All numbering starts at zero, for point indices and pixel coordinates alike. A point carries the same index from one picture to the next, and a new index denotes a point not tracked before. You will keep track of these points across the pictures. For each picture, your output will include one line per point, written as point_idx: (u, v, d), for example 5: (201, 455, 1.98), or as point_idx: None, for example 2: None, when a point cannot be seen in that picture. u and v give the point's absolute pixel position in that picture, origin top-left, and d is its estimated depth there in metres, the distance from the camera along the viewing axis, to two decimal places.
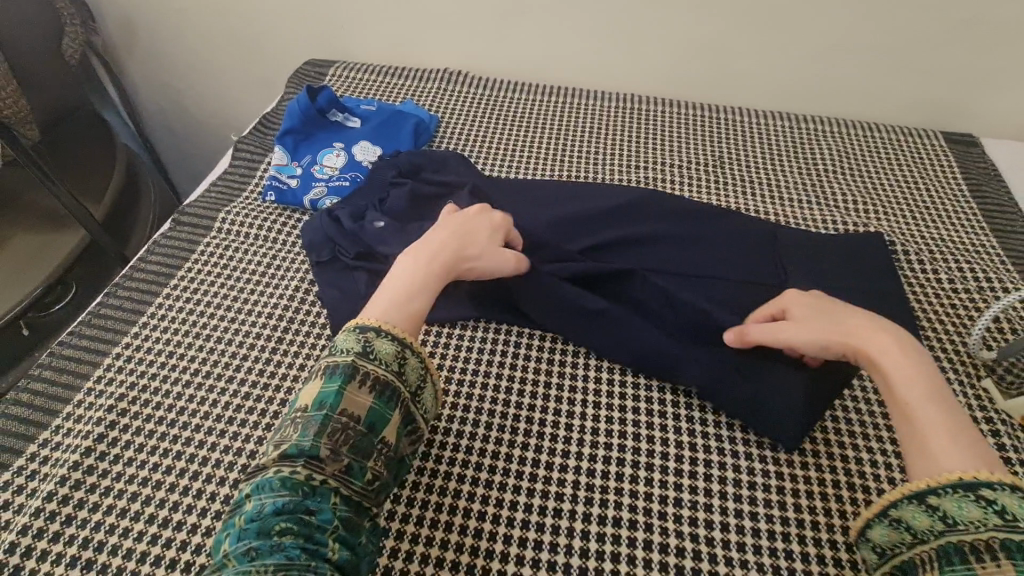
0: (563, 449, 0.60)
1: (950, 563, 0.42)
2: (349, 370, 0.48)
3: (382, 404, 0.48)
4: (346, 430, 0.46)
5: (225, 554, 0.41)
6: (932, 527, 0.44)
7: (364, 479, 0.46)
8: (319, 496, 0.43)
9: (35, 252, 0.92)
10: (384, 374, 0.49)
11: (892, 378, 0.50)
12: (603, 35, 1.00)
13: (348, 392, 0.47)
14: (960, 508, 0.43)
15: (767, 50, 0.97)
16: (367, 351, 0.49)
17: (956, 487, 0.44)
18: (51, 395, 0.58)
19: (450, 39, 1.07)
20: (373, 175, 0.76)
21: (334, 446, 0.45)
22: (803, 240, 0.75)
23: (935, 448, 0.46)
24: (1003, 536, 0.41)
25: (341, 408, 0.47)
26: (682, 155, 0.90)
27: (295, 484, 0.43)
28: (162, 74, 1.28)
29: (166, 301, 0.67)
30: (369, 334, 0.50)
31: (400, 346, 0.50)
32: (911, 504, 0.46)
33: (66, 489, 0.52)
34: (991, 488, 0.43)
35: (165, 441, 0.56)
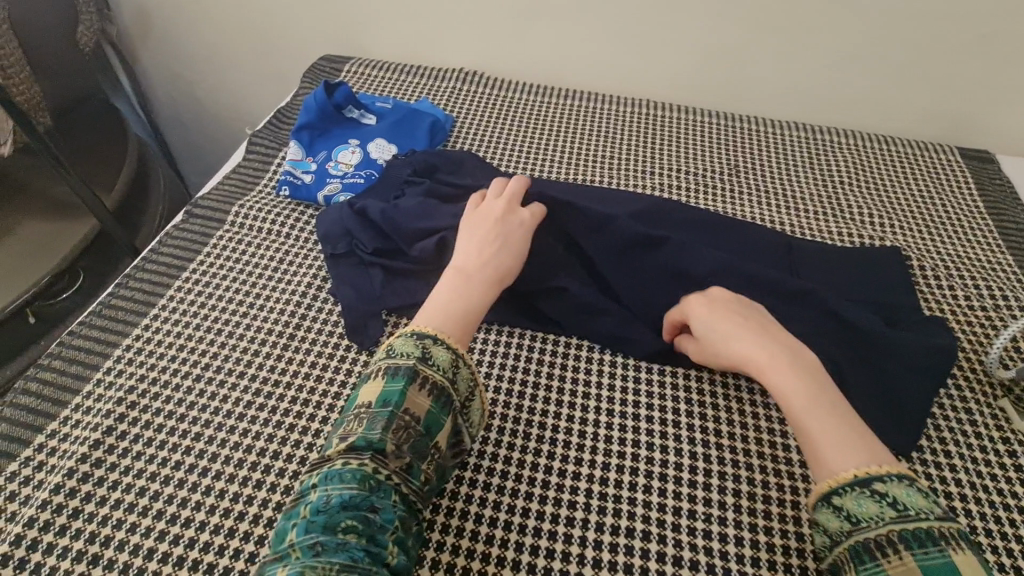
0: (576, 458, 0.59)
1: (861, 562, 0.45)
2: (411, 372, 0.48)
3: (439, 408, 0.48)
4: (409, 429, 0.46)
5: (289, 543, 0.40)
6: (842, 528, 0.47)
7: (420, 480, 0.46)
8: (382, 493, 0.43)
9: (49, 238, 0.93)
10: (439, 377, 0.49)
11: (783, 389, 0.53)
12: (621, 39, 1.00)
13: (411, 393, 0.48)
14: (858, 505, 0.46)
15: (784, 60, 0.96)
16: (425, 355, 0.50)
17: (852, 484, 0.47)
18: (61, 385, 0.58)
19: (466, 39, 1.06)
20: (391, 169, 0.76)
21: (398, 442, 0.45)
22: (819, 251, 0.74)
23: (828, 450, 0.49)
24: (900, 530, 0.44)
25: (405, 407, 0.47)
26: (696, 163, 0.89)
27: (363, 477, 0.43)
28: (175, 65, 1.28)
29: (178, 293, 0.66)
30: (427, 340, 0.51)
31: (454, 354, 0.51)
32: (825, 509, 0.48)
33: (74, 481, 0.52)
34: (882, 481, 0.46)
35: (174, 436, 0.55)
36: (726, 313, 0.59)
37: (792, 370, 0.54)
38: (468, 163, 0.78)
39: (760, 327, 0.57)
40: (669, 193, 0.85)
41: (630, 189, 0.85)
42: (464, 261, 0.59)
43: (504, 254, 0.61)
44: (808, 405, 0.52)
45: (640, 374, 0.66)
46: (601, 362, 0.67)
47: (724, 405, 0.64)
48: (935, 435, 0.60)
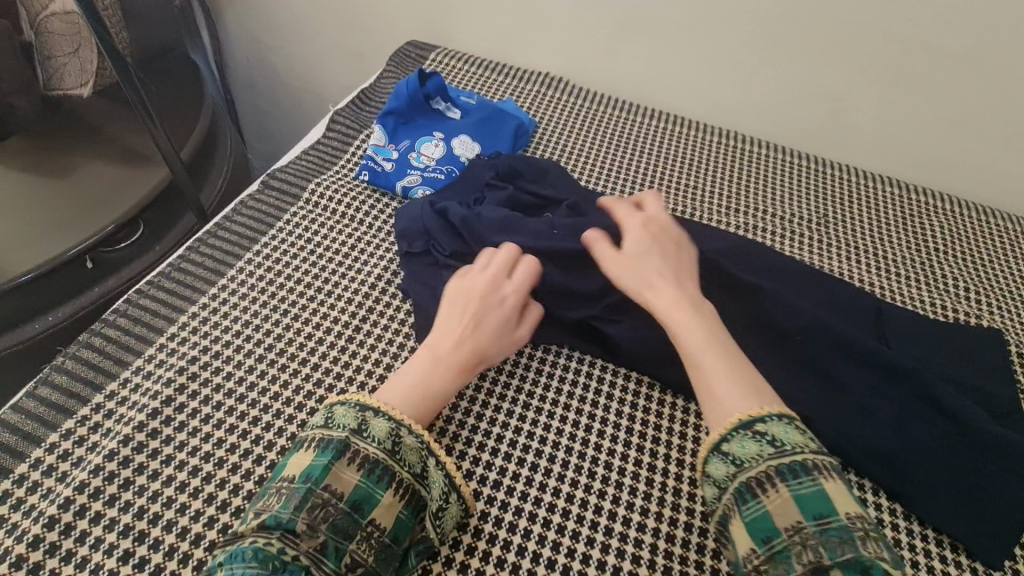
0: (642, 507, 0.56)
1: (745, 501, 0.47)
2: (341, 446, 0.48)
3: (371, 482, 0.47)
4: (326, 507, 0.45)
5: None
6: (729, 473, 0.49)
7: (339, 562, 0.45)
8: (286, 573, 0.42)
9: (120, 182, 0.93)
10: (377, 451, 0.48)
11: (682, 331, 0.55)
12: (719, 67, 0.96)
13: (336, 468, 0.47)
14: (742, 447, 0.49)
15: (889, 111, 0.91)
16: (361, 427, 0.49)
17: (738, 429, 0.49)
18: (126, 344, 0.57)
19: (557, 44, 1.03)
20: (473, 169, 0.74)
21: (311, 522, 0.45)
22: (913, 322, 0.70)
23: (722, 391, 0.52)
24: (779, 465, 0.47)
25: (326, 483, 0.46)
26: (784, 207, 0.85)
27: (266, 556, 0.42)
28: (255, 29, 1.27)
29: (248, 267, 0.65)
30: (367, 412, 0.50)
31: (395, 424, 0.50)
32: (713, 458, 0.50)
33: (128, 449, 0.50)
34: (762, 422, 0.49)
35: (231, 416, 0.54)
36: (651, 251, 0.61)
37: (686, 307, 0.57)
38: (551, 171, 0.75)
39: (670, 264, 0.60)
40: (754, 235, 0.81)
41: (714, 224, 0.81)
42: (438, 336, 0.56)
43: (478, 337, 0.56)
44: (701, 342, 0.54)
45: None
46: (673, 406, 0.63)
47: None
48: None
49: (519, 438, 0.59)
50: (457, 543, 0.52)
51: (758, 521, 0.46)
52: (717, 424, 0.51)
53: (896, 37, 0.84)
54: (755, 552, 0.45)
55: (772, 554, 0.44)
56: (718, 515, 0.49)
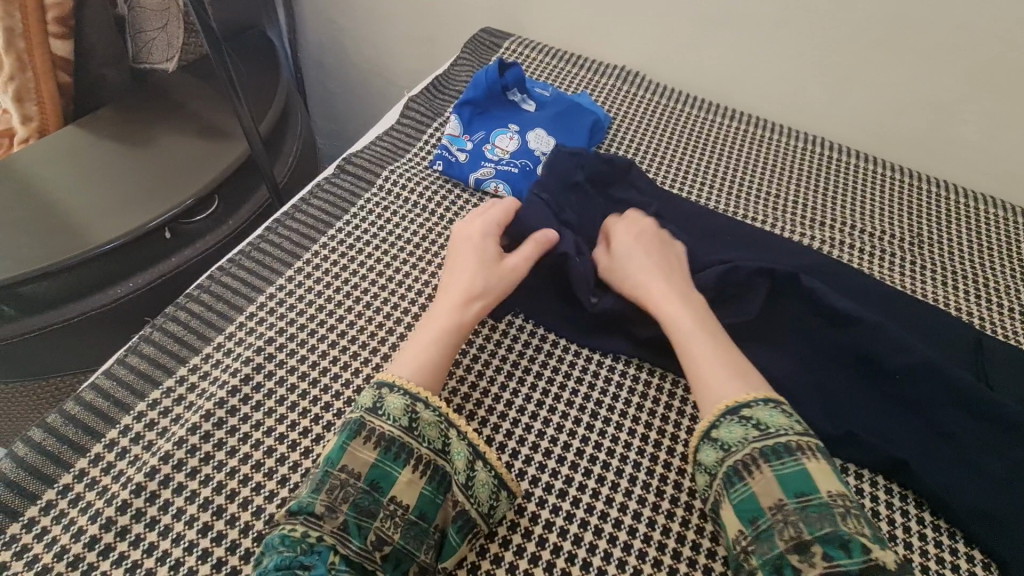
0: (712, 532, 0.53)
1: (732, 486, 0.49)
2: (356, 426, 0.49)
3: (387, 461, 0.49)
4: (344, 487, 0.47)
5: None
6: (719, 458, 0.51)
7: (365, 539, 0.46)
8: (315, 554, 0.44)
9: (201, 157, 0.96)
10: (392, 428, 0.50)
11: (673, 315, 0.59)
12: (810, 69, 0.90)
13: (353, 448, 0.48)
14: (729, 431, 0.51)
15: (1002, 126, 0.84)
16: (377, 405, 0.51)
17: (725, 415, 0.51)
18: (207, 320, 0.59)
19: (636, 37, 1.00)
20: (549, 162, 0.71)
21: (331, 503, 0.46)
22: (1019, 359, 0.64)
23: (712, 378, 0.54)
24: (762, 447, 0.49)
25: (342, 464, 0.48)
26: (874, 222, 0.80)
27: (293, 541, 0.44)
28: (331, 10, 1.28)
29: (322, 251, 0.66)
30: (383, 389, 0.52)
31: (410, 400, 0.51)
32: (704, 443, 0.52)
33: (208, 425, 0.52)
34: (749, 407, 0.51)
35: (304, 400, 0.54)
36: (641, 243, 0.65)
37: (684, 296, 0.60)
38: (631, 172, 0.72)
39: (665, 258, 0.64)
40: (840, 251, 0.76)
41: (797, 236, 0.77)
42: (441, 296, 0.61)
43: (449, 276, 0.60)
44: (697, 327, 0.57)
45: None
46: None
47: (886, 517, 0.55)
48: None
49: (587, 448, 0.58)
50: (520, 550, 0.51)
51: (744, 502, 0.47)
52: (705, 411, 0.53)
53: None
54: (743, 533, 0.47)
55: (757, 534, 0.46)
56: (711, 500, 0.51)
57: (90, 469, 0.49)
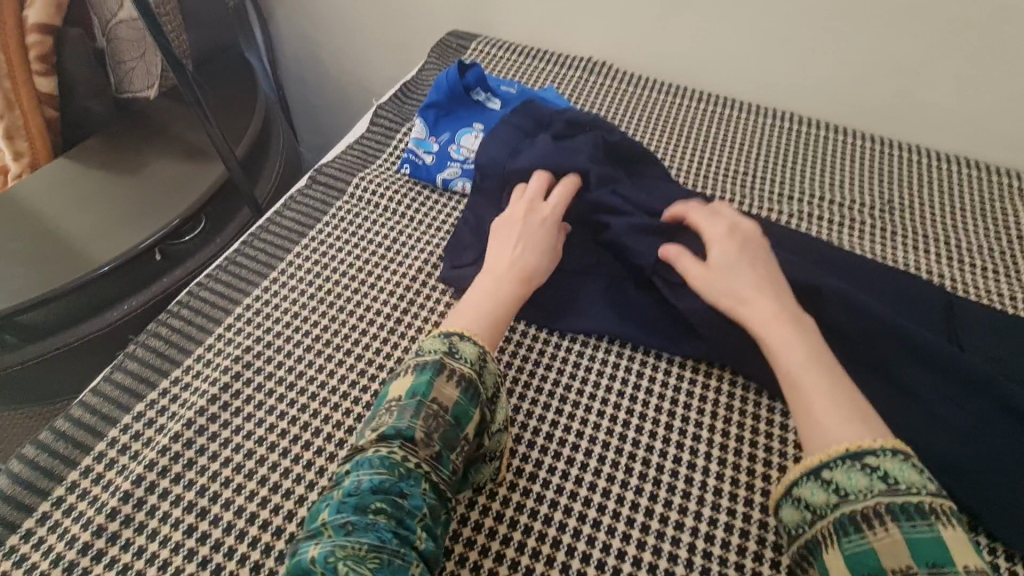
0: (679, 505, 0.55)
1: (846, 535, 0.44)
2: (438, 366, 0.51)
3: (467, 401, 0.51)
4: (436, 417, 0.49)
5: (322, 524, 0.43)
6: (828, 501, 0.46)
7: (450, 469, 0.48)
8: (411, 479, 0.46)
9: (185, 178, 0.99)
10: (468, 370, 0.52)
11: (780, 344, 0.54)
12: (772, 45, 0.91)
13: (439, 383, 0.51)
14: (849, 478, 0.46)
15: (965, 85, 0.84)
16: (452, 350, 0.53)
17: (844, 458, 0.47)
18: (188, 333, 0.62)
19: (599, 27, 1.01)
20: (520, 138, 0.71)
21: (427, 431, 0.48)
22: (988, 317, 0.64)
23: (827, 418, 0.49)
24: (889, 503, 0.44)
25: (431, 396, 0.50)
26: (841, 192, 0.80)
27: (393, 463, 0.46)
28: (305, 25, 1.31)
29: (297, 260, 0.68)
30: (454, 337, 0.54)
31: (481, 349, 0.54)
32: (809, 481, 0.48)
33: (191, 432, 0.54)
34: (874, 455, 0.46)
35: (282, 403, 0.57)
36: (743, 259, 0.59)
37: (786, 325, 0.55)
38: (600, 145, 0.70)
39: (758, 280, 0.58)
40: (808, 223, 0.77)
41: (764, 212, 0.78)
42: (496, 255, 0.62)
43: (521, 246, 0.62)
44: (796, 361, 0.53)
45: (759, 425, 0.60)
46: (716, 403, 0.62)
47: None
48: None
49: (557, 431, 0.60)
50: (493, 533, 0.54)
51: (859, 555, 0.43)
52: (815, 451, 0.49)
53: None
54: None
55: None
56: (807, 539, 0.47)
57: (81, 480, 0.51)
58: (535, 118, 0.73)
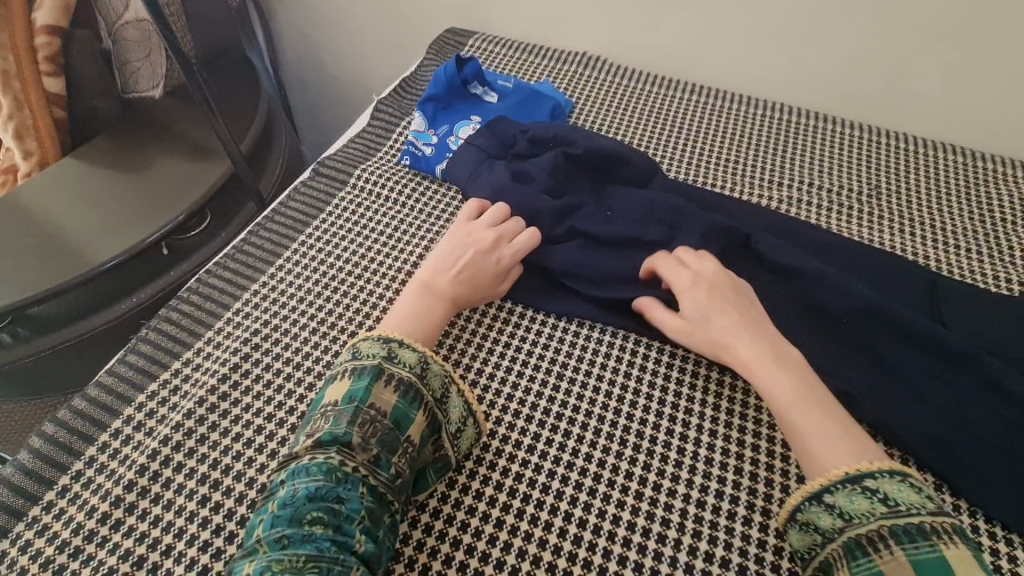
0: (673, 474, 0.57)
1: (856, 558, 0.46)
2: (375, 371, 0.54)
3: (407, 403, 0.54)
4: (374, 423, 0.52)
5: (258, 539, 0.46)
6: (834, 525, 0.48)
7: (391, 472, 0.51)
8: (349, 485, 0.48)
9: (188, 174, 1.01)
10: (408, 375, 0.55)
11: (767, 381, 0.56)
12: (762, 36, 0.93)
13: (375, 389, 0.53)
14: (850, 501, 0.48)
15: (950, 73, 0.86)
16: (391, 355, 0.56)
17: (845, 482, 0.49)
18: (199, 319, 0.66)
19: (593, 22, 1.03)
20: (482, 162, 0.74)
21: (364, 436, 0.51)
22: (971, 295, 0.66)
23: (820, 445, 0.52)
24: (892, 524, 0.46)
25: (370, 402, 0.52)
26: (830, 178, 0.82)
27: (329, 469, 0.48)
28: (305, 25, 1.33)
29: (301, 248, 0.71)
30: (394, 343, 0.57)
31: (421, 354, 0.57)
32: (813, 506, 0.50)
33: (202, 410, 0.58)
34: (873, 478, 0.49)
35: (288, 382, 0.60)
36: (716, 306, 0.60)
37: (771, 361, 0.56)
38: (560, 162, 0.71)
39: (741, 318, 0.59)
40: (797, 209, 0.79)
41: (753, 198, 0.80)
42: (437, 270, 0.64)
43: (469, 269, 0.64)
44: (790, 393, 0.54)
45: (751, 398, 0.62)
46: (709, 378, 0.64)
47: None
48: None
49: (555, 406, 0.62)
50: (493, 501, 0.56)
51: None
52: (814, 476, 0.51)
53: None
54: None
55: None
56: (818, 562, 0.49)
57: (98, 455, 0.56)
58: (498, 138, 0.75)
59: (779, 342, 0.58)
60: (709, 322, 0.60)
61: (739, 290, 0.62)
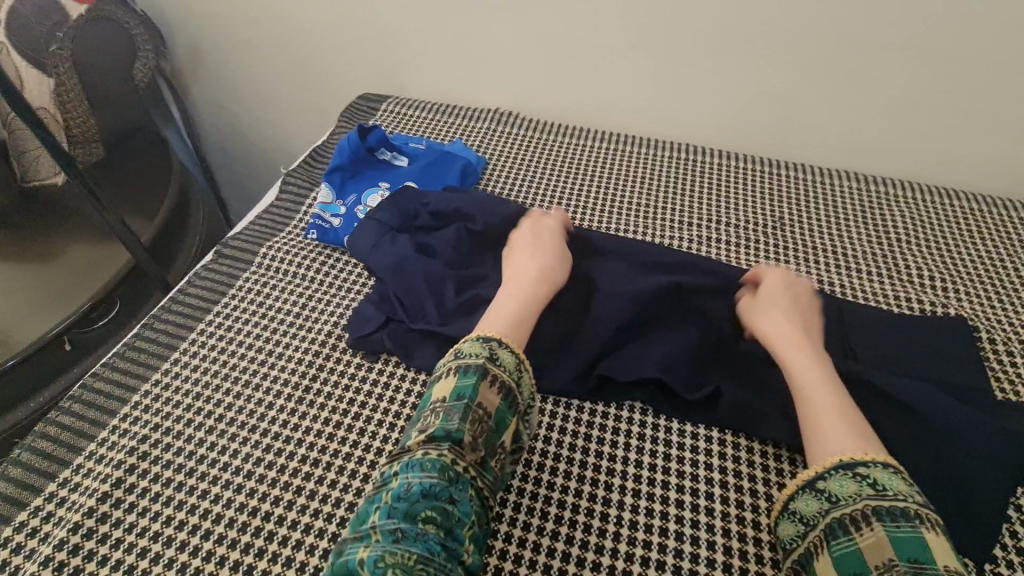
0: (597, 543, 0.55)
1: (835, 536, 0.47)
2: (481, 371, 0.53)
3: (507, 408, 0.53)
4: (481, 422, 0.50)
5: (373, 527, 0.45)
6: (822, 509, 0.49)
7: (492, 474, 0.50)
8: (461, 484, 0.47)
9: (94, 262, 1.00)
10: (507, 377, 0.54)
11: (797, 368, 0.58)
12: (660, 83, 0.97)
13: (484, 389, 0.52)
14: (840, 486, 0.49)
15: (832, 106, 0.91)
16: (493, 356, 0.54)
17: (838, 468, 0.50)
18: (80, 430, 0.60)
19: (503, 82, 1.07)
20: (385, 234, 0.70)
21: (474, 436, 0.49)
22: (873, 318, 0.68)
23: (827, 428, 0.53)
24: (875, 505, 0.47)
25: (478, 400, 0.51)
26: (736, 214, 0.85)
27: (443, 467, 0.47)
28: (223, 99, 1.33)
29: (199, 337, 0.67)
30: (492, 343, 0.55)
31: (517, 358, 0.56)
32: (805, 492, 0.51)
33: (78, 537, 0.52)
34: (866, 467, 0.49)
35: (180, 491, 0.55)
36: (779, 306, 0.64)
37: (809, 356, 0.59)
38: (465, 231, 0.69)
39: (793, 328, 0.61)
40: (707, 247, 0.81)
41: (665, 239, 0.82)
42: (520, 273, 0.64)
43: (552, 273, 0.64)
44: (815, 385, 0.56)
45: (671, 451, 0.61)
46: (629, 435, 0.63)
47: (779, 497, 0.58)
48: (1011, 544, 0.53)
49: None
50: None
51: (846, 556, 0.45)
52: (819, 458, 0.52)
53: (829, 32, 0.84)
54: None
55: None
56: (801, 553, 0.49)
57: None
58: (401, 211, 0.72)
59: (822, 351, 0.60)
60: (769, 315, 0.63)
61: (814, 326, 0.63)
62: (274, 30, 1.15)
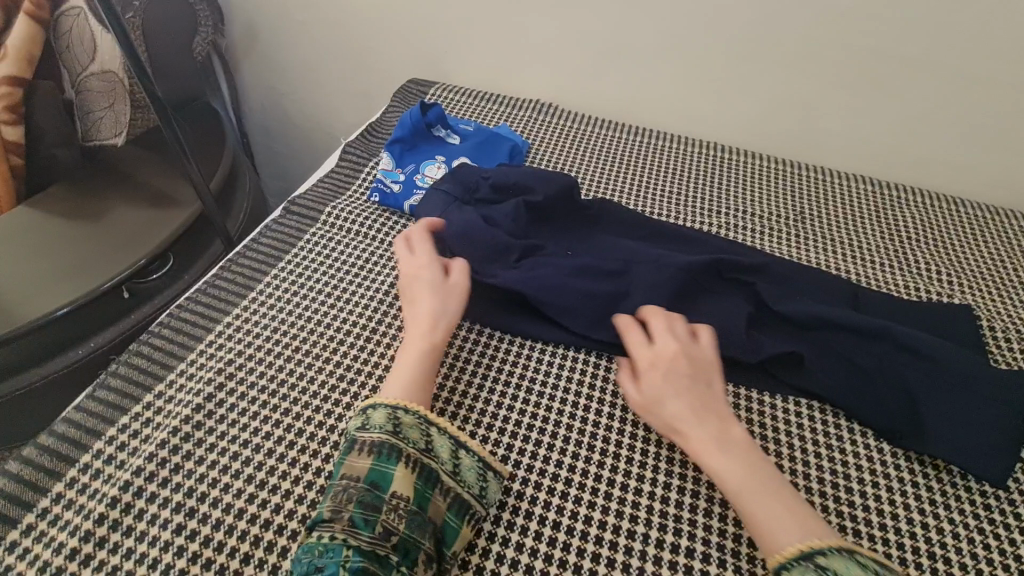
0: (636, 474, 0.60)
1: None
2: (350, 443, 0.54)
3: (384, 462, 0.53)
4: (349, 489, 0.51)
5: None
6: None
7: (376, 529, 0.50)
8: (330, 551, 0.48)
9: (152, 221, 1.04)
10: (380, 435, 0.54)
11: (713, 465, 0.56)
12: (694, 83, 1.04)
13: (352, 458, 0.53)
14: (846, 568, 0.47)
15: (852, 113, 0.99)
16: (365, 423, 0.56)
17: (800, 558, 0.48)
18: (169, 352, 0.66)
19: (546, 73, 1.13)
20: (451, 205, 0.76)
21: (338, 504, 0.51)
22: (888, 300, 0.75)
23: (764, 524, 0.52)
24: None
25: (343, 474, 0.53)
26: (760, 207, 0.92)
27: (314, 545, 0.48)
28: (271, 77, 1.39)
29: (274, 281, 0.73)
30: (370, 409, 0.57)
31: (392, 409, 0.57)
32: (805, 564, 0.48)
33: (177, 440, 0.58)
34: (824, 555, 0.48)
35: (265, 408, 0.61)
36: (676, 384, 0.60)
37: (716, 447, 0.57)
38: (522, 211, 0.75)
39: (691, 404, 0.59)
40: (733, 233, 0.87)
41: (695, 225, 0.88)
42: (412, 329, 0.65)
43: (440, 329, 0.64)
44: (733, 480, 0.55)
45: None
46: None
47: (810, 438, 0.63)
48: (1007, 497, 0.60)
49: (526, 417, 0.64)
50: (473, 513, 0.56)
51: None
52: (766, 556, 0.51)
53: (853, 44, 0.92)
54: None
55: None
56: None
57: (66, 491, 0.54)
58: (462, 183, 0.78)
59: (729, 425, 0.59)
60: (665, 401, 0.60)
61: (713, 389, 0.61)
62: (329, 14, 1.22)
